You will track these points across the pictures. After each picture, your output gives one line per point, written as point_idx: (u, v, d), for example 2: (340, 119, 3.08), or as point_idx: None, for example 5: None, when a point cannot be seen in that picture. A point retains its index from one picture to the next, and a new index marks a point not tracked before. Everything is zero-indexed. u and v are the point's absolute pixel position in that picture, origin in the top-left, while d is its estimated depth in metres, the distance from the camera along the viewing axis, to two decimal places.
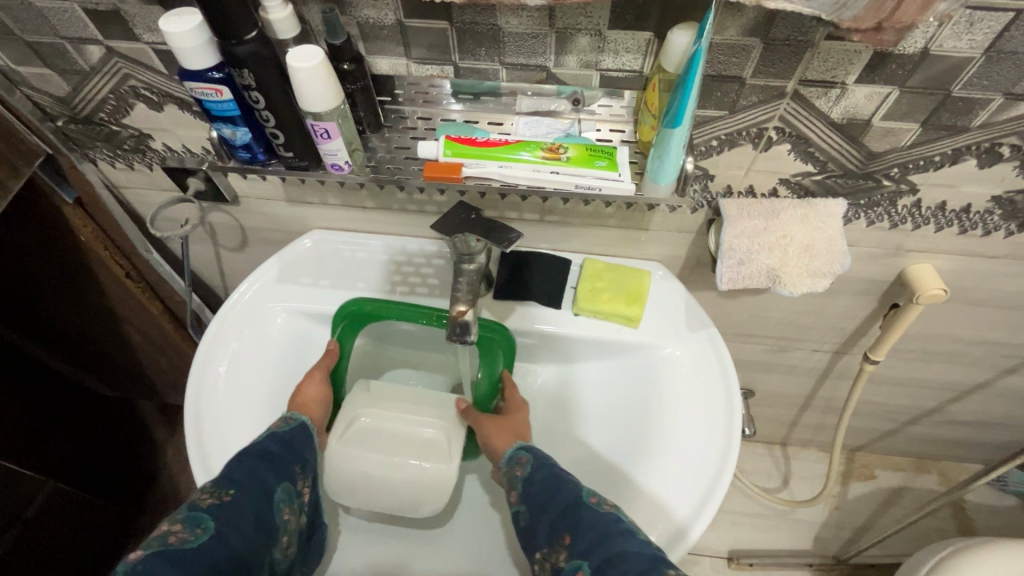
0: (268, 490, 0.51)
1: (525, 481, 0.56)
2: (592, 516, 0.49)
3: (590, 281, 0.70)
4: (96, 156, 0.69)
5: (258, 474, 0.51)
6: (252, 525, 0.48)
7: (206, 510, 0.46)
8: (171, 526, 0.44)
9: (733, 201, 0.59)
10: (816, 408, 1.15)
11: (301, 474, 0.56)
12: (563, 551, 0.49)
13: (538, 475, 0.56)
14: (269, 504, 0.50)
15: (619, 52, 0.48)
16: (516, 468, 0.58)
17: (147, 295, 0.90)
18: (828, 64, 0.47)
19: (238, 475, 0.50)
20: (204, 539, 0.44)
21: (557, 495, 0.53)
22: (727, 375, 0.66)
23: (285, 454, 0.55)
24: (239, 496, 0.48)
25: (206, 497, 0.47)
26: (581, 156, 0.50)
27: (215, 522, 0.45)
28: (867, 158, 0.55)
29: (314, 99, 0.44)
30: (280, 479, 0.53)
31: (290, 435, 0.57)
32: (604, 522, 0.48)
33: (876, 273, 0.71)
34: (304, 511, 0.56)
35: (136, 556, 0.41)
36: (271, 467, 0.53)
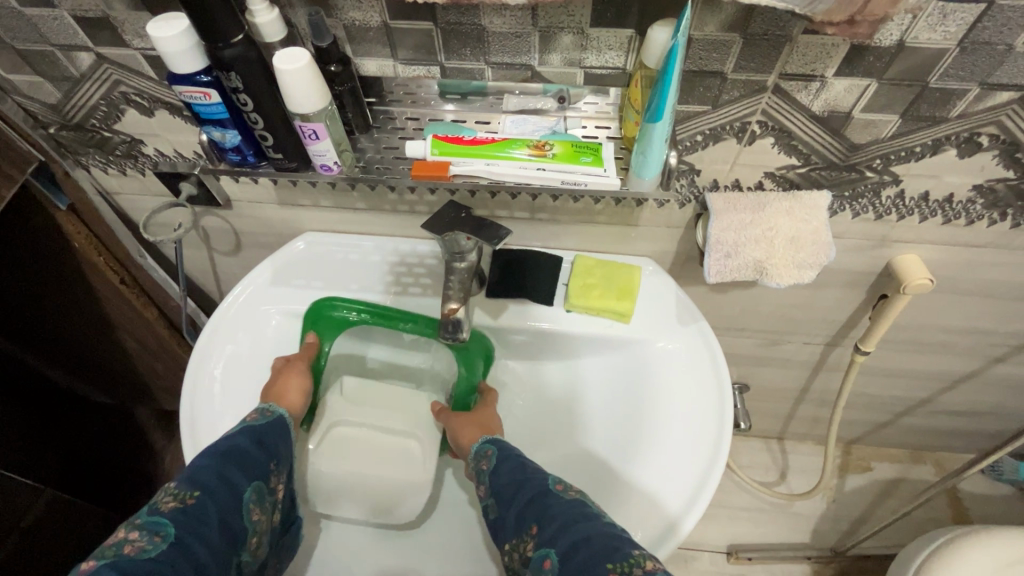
0: (236, 491, 0.51)
1: (492, 473, 0.57)
2: (558, 504, 0.50)
3: (581, 277, 0.71)
4: (88, 162, 0.69)
5: (225, 475, 0.51)
6: (217, 528, 0.48)
7: (168, 514, 0.46)
8: (129, 533, 0.44)
9: (720, 195, 0.60)
10: (811, 401, 1.16)
11: (274, 472, 0.56)
12: (530, 541, 0.49)
13: (504, 467, 0.56)
14: (238, 506, 0.50)
15: (602, 50, 0.49)
16: (482, 461, 0.59)
17: (142, 301, 0.90)
18: (806, 58, 0.48)
19: (203, 476, 0.50)
20: (162, 549, 0.43)
21: (524, 485, 0.53)
22: (718, 368, 0.67)
23: (256, 452, 0.54)
24: (203, 498, 0.48)
25: (169, 500, 0.47)
26: (567, 153, 0.50)
27: (176, 528, 0.45)
28: (849, 150, 0.56)
29: (301, 100, 0.45)
30: (250, 480, 0.52)
31: (262, 433, 0.57)
32: (571, 508, 0.49)
33: (864, 264, 0.72)
34: (279, 508, 0.57)
35: (88, 567, 0.41)
36: (240, 466, 0.52)
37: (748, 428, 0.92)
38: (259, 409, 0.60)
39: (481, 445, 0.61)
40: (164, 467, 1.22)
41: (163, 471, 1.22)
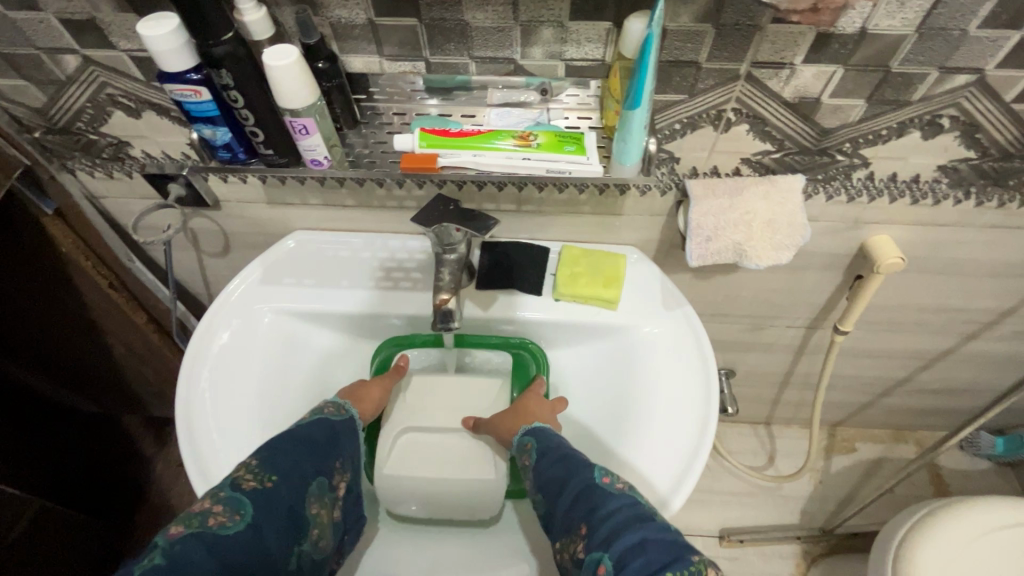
0: (303, 481, 0.53)
1: (536, 469, 0.58)
2: (609, 502, 0.51)
3: (568, 267, 0.73)
4: (74, 166, 0.69)
5: (298, 463, 0.54)
6: (285, 515, 0.50)
7: (246, 494, 0.49)
8: (213, 505, 0.48)
9: (699, 181, 0.63)
10: (795, 385, 1.19)
11: (339, 468, 0.58)
12: (580, 541, 0.50)
13: (550, 461, 0.58)
14: (303, 495, 0.53)
15: (581, 42, 0.50)
16: (525, 455, 0.61)
17: (130, 306, 0.90)
18: (775, 46, 0.50)
19: (282, 462, 0.53)
20: (240, 527, 0.47)
21: (571, 480, 0.54)
22: (703, 349, 0.69)
23: (326, 446, 0.58)
24: (278, 483, 0.51)
25: (249, 479, 0.51)
26: (550, 143, 0.52)
27: (253, 509, 0.49)
28: (820, 135, 0.58)
29: (290, 96, 0.46)
30: (316, 473, 0.55)
31: (336, 429, 0.60)
32: (622, 507, 0.51)
33: (839, 246, 0.75)
34: (340, 504, 0.57)
35: (176, 533, 0.45)
36: (311, 456, 0.55)
37: (735, 412, 0.94)
38: (334, 405, 0.63)
39: (522, 435, 0.62)
40: (155, 475, 1.21)
41: (154, 479, 1.21)
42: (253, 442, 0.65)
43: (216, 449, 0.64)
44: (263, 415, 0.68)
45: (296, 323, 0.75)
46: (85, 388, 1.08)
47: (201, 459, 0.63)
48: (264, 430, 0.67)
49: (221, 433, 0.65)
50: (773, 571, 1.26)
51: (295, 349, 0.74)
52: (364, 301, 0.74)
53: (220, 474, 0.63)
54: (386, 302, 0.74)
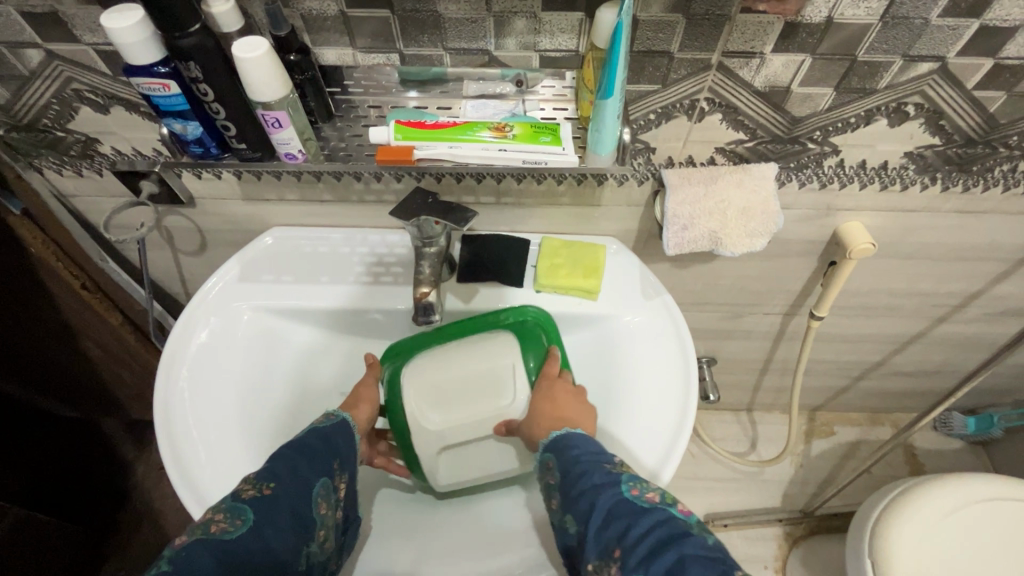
0: (304, 485, 0.53)
1: (562, 488, 0.54)
2: (641, 519, 0.46)
3: (549, 258, 0.73)
4: (41, 164, 0.67)
5: (297, 469, 0.53)
6: (291, 517, 0.50)
7: (248, 501, 0.49)
8: (215, 514, 0.47)
9: (675, 171, 0.63)
10: (775, 371, 1.21)
11: (338, 470, 0.57)
12: (614, 564, 0.45)
13: (574, 475, 0.53)
14: (307, 496, 0.52)
15: (555, 33, 0.50)
16: (550, 475, 0.57)
17: (105, 307, 0.88)
18: (745, 36, 0.51)
19: (280, 469, 0.52)
20: (243, 531, 0.46)
21: (598, 497, 0.50)
22: (682, 335, 0.70)
23: (323, 449, 0.57)
24: (278, 489, 0.50)
25: (250, 489, 0.50)
26: (526, 134, 0.52)
27: (255, 513, 0.48)
28: (791, 124, 0.59)
29: (262, 89, 0.45)
30: (317, 475, 0.54)
31: (329, 433, 0.59)
32: (656, 522, 0.46)
33: (812, 233, 0.77)
34: (341, 504, 0.57)
35: (180, 542, 0.44)
36: (308, 460, 0.54)
37: (716, 399, 0.96)
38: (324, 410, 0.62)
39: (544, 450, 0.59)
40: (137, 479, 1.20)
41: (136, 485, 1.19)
42: (234, 440, 0.65)
43: (196, 447, 0.63)
44: (243, 413, 0.67)
45: (276, 320, 0.75)
46: (62, 393, 1.06)
47: (183, 458, 0.62)
48: (245, 427, 0.66)
49: (201, 431, 0.65)
50: (757, 553, 1.29)
51: (275, 347, 0.74)
52: (345, 296, 0.73)
53: (201, 472, 0.62)
54: (367, 298, 0.74)
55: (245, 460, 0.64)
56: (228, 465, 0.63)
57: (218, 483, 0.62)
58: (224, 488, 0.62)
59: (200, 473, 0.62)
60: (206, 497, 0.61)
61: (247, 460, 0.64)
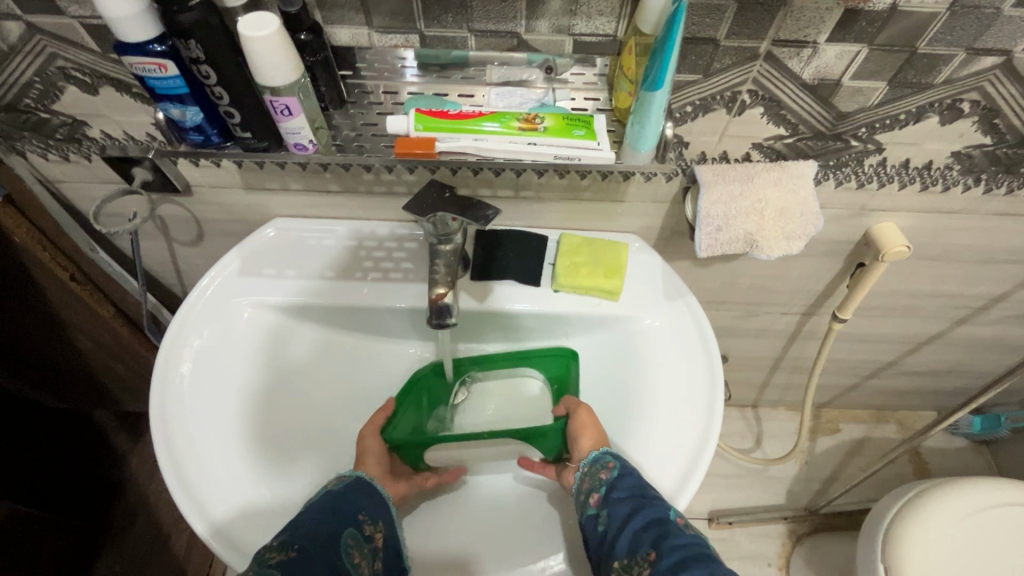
0: (332, 539, 0.48)
1: (611, 486, 0.54)
2: (681, 536, 0.49)
3: (569, 256, 0.70)
4: (24, 148, 0.62)
5: (319, 523, 0.49)
6: (327, 569, 0.45)
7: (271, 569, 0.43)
8: None
9: (708, 167, 0.59)
10: (785, 369, 1.19)
11: (367, 521, 0.53)
12: (648, 565, 0.47)
13: (626, 485, 0.54)
14: (337, 546, 0.48)
15: (592, 16, 0.46)
16: (602, 471, 0.56)
17: (97, 299, 0.83)
18: (800, 23, 0.46)
19: (302, 530, 0.48)
20: None
21: (649, 506, 0.51)
22: (708, 341, 0.67)
23: (343, 505, 0.52)
24: (304, 548, 0.46)
25: (274, 554, 0.45)
26: (558, 127, 0.48)
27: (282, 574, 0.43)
28: (836, 119, 0.56)
29: (271, 72, 0.41)
30: (343, 526, 0.50)
31: (347, 490, 0.54)
32: (695, 545, 0.48)
33: (842, 233, 0.73)
34: (381, 556, 0.52)
35: None
36: (329, 516, 0.50)
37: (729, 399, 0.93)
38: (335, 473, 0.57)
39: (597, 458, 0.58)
40: (131, 471, 1.16)
41: (129, 478, 1.16)
42: (235, 443, 0.61)
43: (195, 454, 0.60)
44: (245, 417, 0.63)
45: (278, 317, 0.70)
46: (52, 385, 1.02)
47: (180, 463, 0.59)
48: (247, 433, 0.62)
49: (200, 436, 0.61)
50: (761, 550, 1.28)
51: (277, 346, 0.70)
52: (352, 294, 0.69)
53: (202, 481, 0.58)
54: (376, 295, 0.69)
55: (248, 468, 0.60)
56: (230, 471, 0.59)
57: (219, 493, 0.58)
58: (225, 495, 0.58)
59: (200, 483, 0.58)
60: (208, 508, 0.57)
61: (250, 468, 0.60)
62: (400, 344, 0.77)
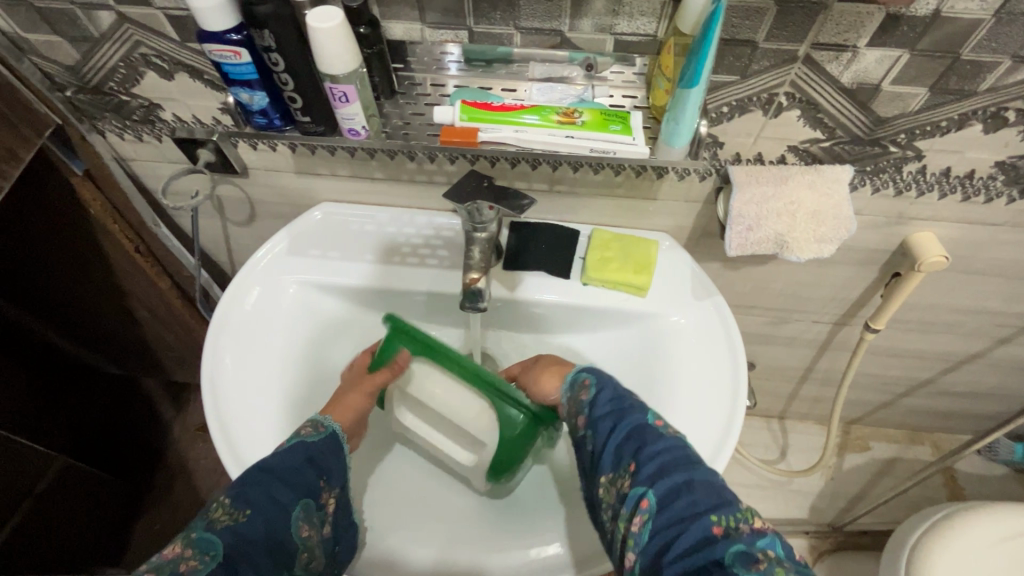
0: (283, 510, 0.49)
1: (592, 404, 0.54)
2: (660, 443, 0.48)
3: (598, 251, 0.72)
4: (104, 127, 0.68)
5: (275, 493, 0.50)
6: (268, 543, 0.47)
7: (219, 534, 0.45)
8: (183, 549, 0.44)
9: (742, 168, 0.60)
10: (815, 381, 1.18)
11: (326, 487, 0.54)
12: (627, 477, 0.48)
13: (603, 398, 0.54)
14: (285, 519, 0.49)
15: (634, 16, 0.48)
16: (581, 392, 0.56)
17: (156, 272, 0.88)
18: (840, 27, 0.47)
19: (256, 492, 0.49)
20: (212, 567, 0.43)
21: (628, 420, 0.51)
22: (733, 343, 0.68)
23: (308, 470, 0.53)
24: (254, 518, 0.47)
25: (223, 518, 0.46)
26: (595, 121, 0.50)
27: (225, 548, 0.45)
28: (874, 124, 0.56)
29: (333, 61, 0.43)
30: (299, 497, 0.51)
31: (315, 452, 0.55)
32: (671, 450, 0.48)
33: (878, 241, 0.73)
34: (329, 520, 0.54)
35: None
36: (288, 481, 0.51)
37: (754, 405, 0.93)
38: (312, 424, 0.58)
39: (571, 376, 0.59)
40: (174, 437, 1.24)
41: (171, 443, 1.23)
42: (275, 409, 0.65)
43: (241, 416, 0.64)
44: (287, 385, 0.68)
45: (321, 296, 0.75)
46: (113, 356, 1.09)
47: (225, 422, 0.63)
48: (286, 402, 0.67)
49: (244, 399, 0.65)
50: None
51: (318, 324, 0.74)
52: (388, 277, 0.73)
53: (243, 441, 0.63)
54: (412, 279, 0.73)
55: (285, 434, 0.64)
56: (268, 434, 0.64)
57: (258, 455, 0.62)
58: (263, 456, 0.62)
59: (242, 443, 0.63)
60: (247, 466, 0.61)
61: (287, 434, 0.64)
62: (431, 329, 0.80)
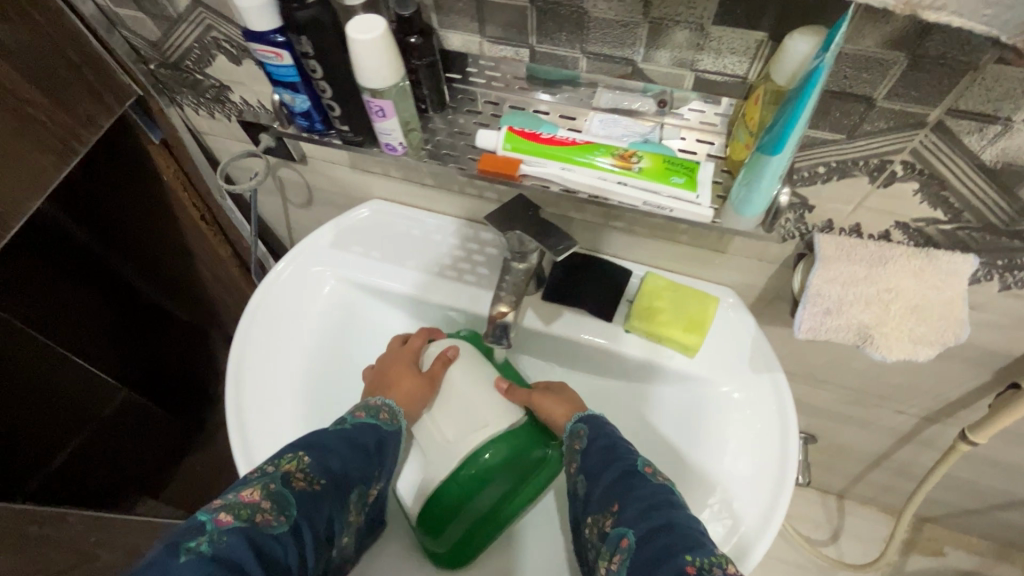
0: (347, 488, 0.50)
1: (585, 453, 0.55)
2: (647, 487, 0.49)
3: (648, 299, 0.64)
4: (182, 101, 0.70)
5: (347, 468, 0.51)
6: (326, 521, 0.47)
7: (296, 493, 0.45)
8: (263, 499, 0.43)
9: (832, 239, 0.51)
10: (888, 469, 1.03)
11: (375, 478, 0.54)
12: (609, 517, 0.48)
13: (598, 445, 0.55)
14: (343, 500, 0.49)
15: (721, 52, 0.40)
16: (575, 441, 0.57)
17: (218, 240, 0.91)
18: (991, 94, 0.37)
19: (332, 463, 0.49)
20: (284, 530, 0.42)
21: (615, 461, 0.52)
22: (785, 426, 0.60)
23: (373, 454, 0.54)
24: (325, 488, 0.48)
25: (299, 478, 0.46)
26: (655, 169, 0.43)
27: (298, 510, 0.44)
28: (1017, 214, 0.44)
29: (370, 74, 0.40)
30: (359, 480, 0.52)
31: (384, 438, 0.56)
32: (657, 495, 0.48)
33: (997, 343, 0.60)
34: (365, 510, 0.54)
35: (226, 521, 0.41)
36: (358, 460, 0.52)
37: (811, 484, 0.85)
38: (389, 411, 0.59)
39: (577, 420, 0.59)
40: None
41: None
42: (290, 401, 0.66)
43: (258, 401, 0.65)
44: (306, 378, 0.68)
45: (357, 294, 0.74)
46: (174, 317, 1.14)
47: (241, 403, 0.64)
48: (301, 395, 0.66)
49: (265, 390, 0.66)
50: None
51: (349, 322, 0.73)
52: (424, 286, 0.71)
53: (254, 426, 0.63)
54: (447, 292, 0.70)
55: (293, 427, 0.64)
56: (277, 426, 0.64)
57: (263, 446, 0.62)
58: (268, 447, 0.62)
59: (252, 429, 0.63)
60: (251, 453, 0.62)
61: (296, 427, 0.64)
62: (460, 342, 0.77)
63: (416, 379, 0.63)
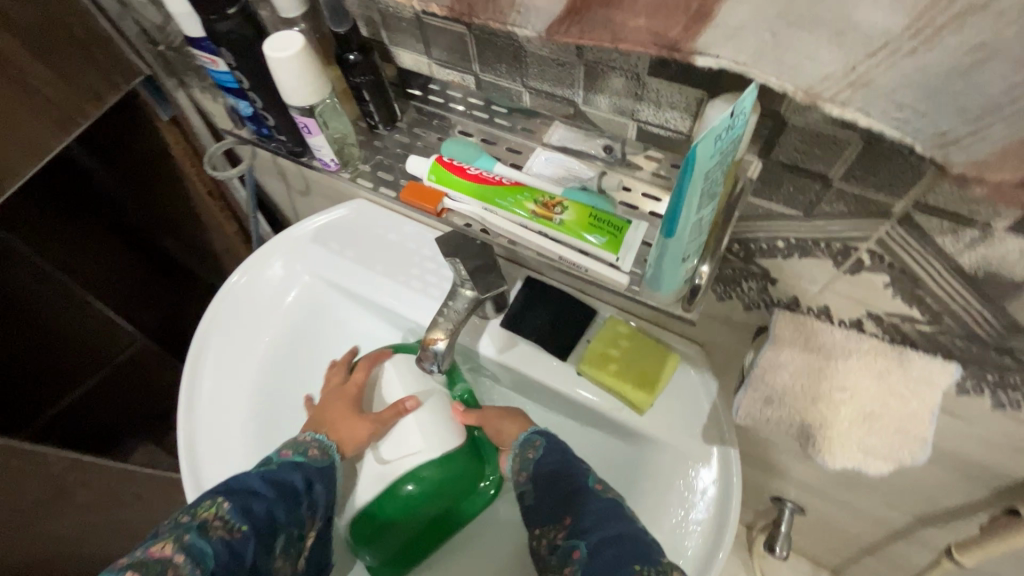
0: (273, 533, 0.48)
1: (536, 465, 0.54)
2: (598, 503, 0.48)
3: (605, 343, 0.60)
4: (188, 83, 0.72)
5: (274, 511, 0.49)
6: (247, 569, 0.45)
7: (213, 542, 0.44)
8: (174, 550, 0.41)
9: (791, 318, 0.45)
10: (883, 560, 0.92)
11: (310, 520, 0.52)
12: (561, 530, 0.48)
13: (551, 459, 0.53)
14: (269, 547, 0.48)
15: (661, 106, 0.36)
16: (528, 449, 0.56)
17: (225, 217, 0.96)
18: (965, 195, 0.31)
19: (254, 507, 0.48)
20: None
21: (563, 479, 0.51)
22: (725, 511, 0.54)
23: (302, 496, 0.52)
24: (248, 533, 0.46)
25: (217, 526, 0.45)
26: (577, 223, 0.41)
27: (216, 560, 0.43)
28: (1008, 329, 0.37)
29: (287, 92, 0.41)
30: (289, 522, 0.50)
31: (314, 477, 0.54)
32: (608, 509, 0.47)
33: (996, 460, 0.51)
34: (303, 557, 0.52)
35: None
36: (286, 504, 0.50)
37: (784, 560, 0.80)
38: (321, 446, 0.57)
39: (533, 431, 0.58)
40: None
41: None
42: (241, 389, 0.67)
43: (212, 382, 0.67)
44: (262, 368, 0.69)
45: (330, 294, 0.73)
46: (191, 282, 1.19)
47: (197, 380, 0.67)
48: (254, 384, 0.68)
49: (220, 382, 0.67)
50: None
51: (318, 318, 0.73)
52: (388, 294, 0.70)
53: (203, 405, 0.66)
54: (409, 304, 0.69)
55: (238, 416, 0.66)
56: (225, 410, 0.66)
57: (207, 427, 0.65)
58: (211, 430, 0.65)
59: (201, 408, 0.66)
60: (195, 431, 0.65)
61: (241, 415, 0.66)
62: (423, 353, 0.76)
63: (356, 420, 0.58)
